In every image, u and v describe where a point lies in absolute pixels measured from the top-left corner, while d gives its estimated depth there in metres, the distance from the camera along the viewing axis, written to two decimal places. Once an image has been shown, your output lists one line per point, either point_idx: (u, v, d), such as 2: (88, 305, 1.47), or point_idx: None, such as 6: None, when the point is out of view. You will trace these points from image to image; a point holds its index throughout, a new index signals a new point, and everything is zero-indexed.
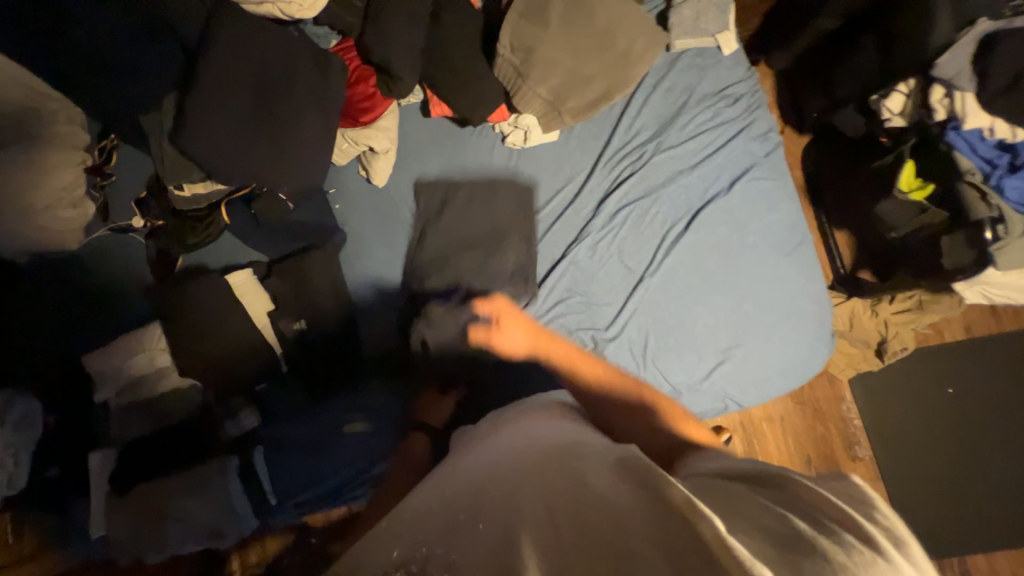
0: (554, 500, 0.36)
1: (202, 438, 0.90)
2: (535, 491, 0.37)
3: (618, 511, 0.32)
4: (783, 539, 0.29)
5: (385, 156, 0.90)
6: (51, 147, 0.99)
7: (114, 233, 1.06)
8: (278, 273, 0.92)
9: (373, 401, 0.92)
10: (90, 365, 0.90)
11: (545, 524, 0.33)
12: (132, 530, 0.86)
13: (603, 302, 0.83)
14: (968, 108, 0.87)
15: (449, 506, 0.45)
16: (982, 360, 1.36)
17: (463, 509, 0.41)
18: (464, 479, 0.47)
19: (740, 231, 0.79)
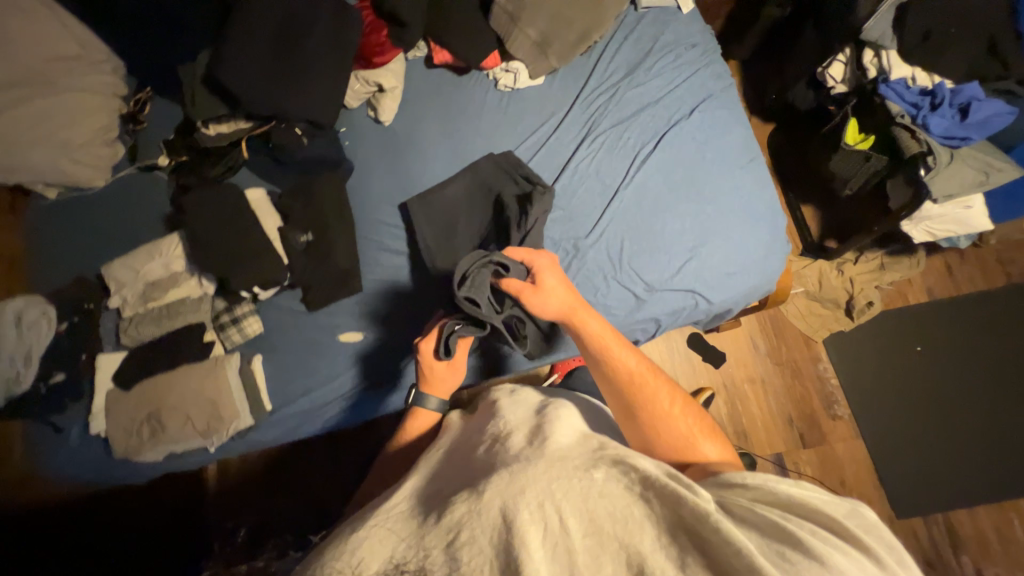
0: (576, 508, 0.43)
1: (205, 344, 0.94)
2: (545, 471, 0.47)
3: (618, 508, 0.43)
4: (777, 547, 0.39)
5: (392, 94, 1.03)
6: (95, 94, 1.14)
7: (140, 171, 1.16)
8: (290, 195, 1.00)
9: (370, 312, 0.98)
10: (109, 274, 0.95)
11: (571, 536, 0.40)
12: (128, 426, 0.87)
13: (583, 214, 0.92)
14: (891, 61, 1.01)
15: (462, 479, 0.54)
16: (945, 320, 1.44)
17: (475, 481, 0.50)
18: (471, 463, 0.58)
19: (702, 151, 0.91)
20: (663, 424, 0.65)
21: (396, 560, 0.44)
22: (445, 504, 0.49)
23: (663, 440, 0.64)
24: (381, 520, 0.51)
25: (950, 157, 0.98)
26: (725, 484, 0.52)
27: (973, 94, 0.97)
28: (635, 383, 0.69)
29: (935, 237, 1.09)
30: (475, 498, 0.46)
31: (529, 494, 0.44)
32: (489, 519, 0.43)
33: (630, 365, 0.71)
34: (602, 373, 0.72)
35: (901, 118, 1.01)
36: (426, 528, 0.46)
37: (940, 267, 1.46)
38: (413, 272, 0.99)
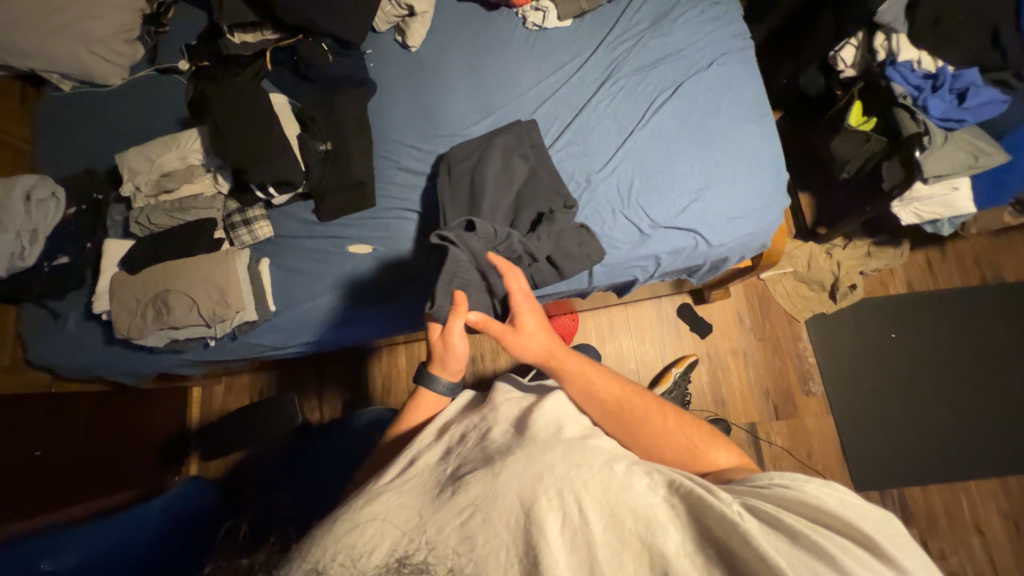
0: (599, 501, 0.45)
1: (214, 240, 0.95)
2: (564, 458, 0.49)
3: (639, 505, 0.44)
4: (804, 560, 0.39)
5: (422, 18, 1.04)
6: None
7: (159, 74, 1.16)
8: (312, 108, 1.02)
9: (380, 226, 0.99)
10: (124, 163, 0.96)
11: (595, 532, 0.43)
12: (133, 309, 0.88)
13: (598, 153, 0.95)
14: (901, 44, 1.07)
15: (474, 459, 0.55)
16: (921, 312, 1.51)
17: (494, 460, 0.51)
18: (487, 436, 0.58)
19: (716, 103, 0.95)
20: (667, 442, 0.66)
21: (403, 552, 0.45)
22: (460, 478, 0.51)
23: (670, 453, 0.65)
24: (395, 491, 0.52)
25: (944, 138, 1.04)
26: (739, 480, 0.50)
27: (972, 81, 1.03)
28: (628, 411, 0.67)
29: (922, 219, 1.16)
30: (495, 478, 0.48)
31: (554, 483, 0.46)
32: (506, 508, 0.46)
33: (616, 391, 0.68)
34: (593, 412, 0.66)
35: (902, 98, 1.07)
36: (443, 510, 0.47)
37: (922, 262, 1.53)
38: (425, 193, 1.00)
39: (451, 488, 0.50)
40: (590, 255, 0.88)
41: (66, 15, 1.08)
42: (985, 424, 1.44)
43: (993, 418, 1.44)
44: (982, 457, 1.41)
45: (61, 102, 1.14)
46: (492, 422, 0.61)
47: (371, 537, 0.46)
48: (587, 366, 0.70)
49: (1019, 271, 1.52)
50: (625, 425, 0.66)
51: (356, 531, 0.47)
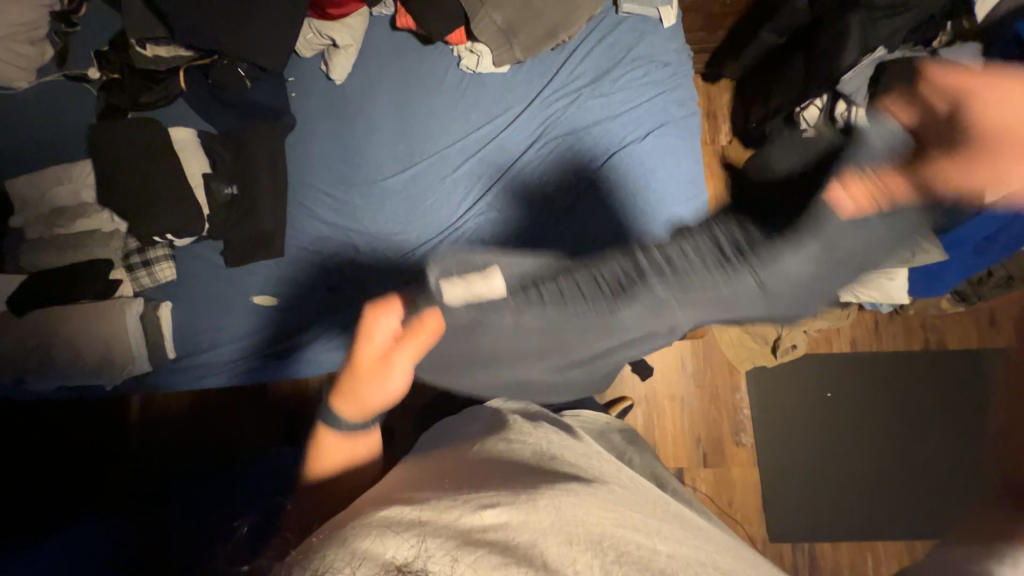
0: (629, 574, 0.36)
1: (111, 282, 0.91)
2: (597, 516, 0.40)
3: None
4: None
5: (346, 52, 0.96)
6: None
7: (67, 79, 1.03)
8: (222, 142, 0.95)
9: (288, 278, 0.95)
10: (13, 191, 0.90)
11: None
12: (17, 349, 0.86)
13: (519, 228, 0.93)
14: (858, 120, 1.02)
15: (491, 471, 0.48)
16: (859, 373, 1.51)
17: (532, 492, 0.41)
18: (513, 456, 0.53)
19: (642, 175, 0.93)
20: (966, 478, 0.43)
21: (403, 559, 0.32)
22: (479, 500, 0.41)
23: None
24: (401, 505, 0.40)
25: None
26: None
27: None
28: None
29: (860, 299, 1.12)
30: (533, 499, 0.40)
31: (593, 528, 0.39)
32: (538, 532, 0.37)
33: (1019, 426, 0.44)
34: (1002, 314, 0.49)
35: None
36: (463, 527, 0.37)
37: (869, 322, 1.52)
38: (340, 248, 0.96)
39: (466, 496, 0.42)
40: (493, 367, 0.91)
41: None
42: (904, 488, 1.47)
43: (913, 484, 1.47)
44: (893, 522, 1.45)
45: None
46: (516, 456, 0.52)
47: (375, 538, 0.35)
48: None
49: (962, 341, 1.52)
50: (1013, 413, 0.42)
51: (361, 533, 0.35)
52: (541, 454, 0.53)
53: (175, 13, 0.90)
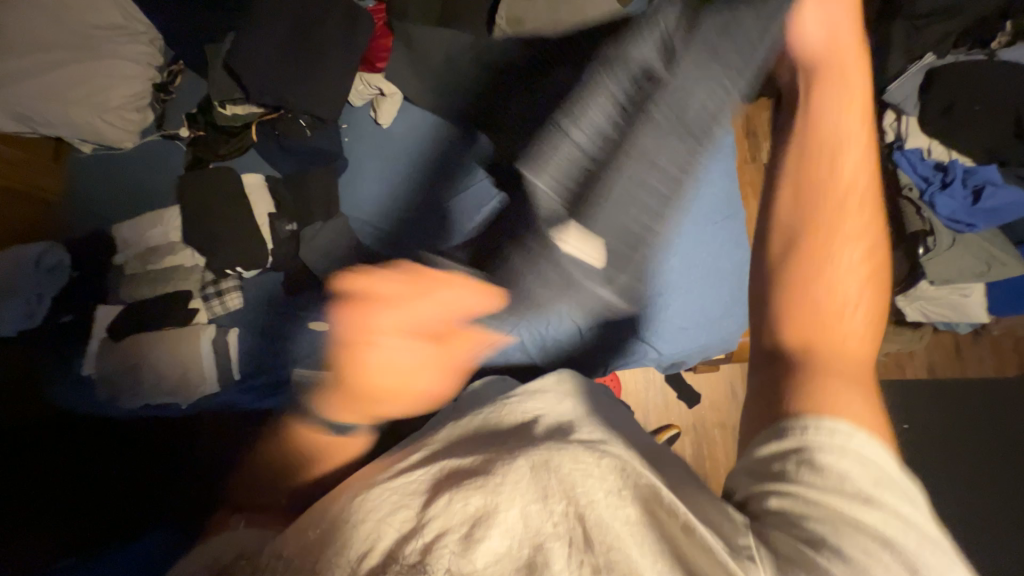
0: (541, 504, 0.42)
1: (191, 310, 1.04)
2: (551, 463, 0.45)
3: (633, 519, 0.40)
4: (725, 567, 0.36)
5: (391, 99, 1.07)
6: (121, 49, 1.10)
7: (163, 139, 1.16)
8: (285, 183, 1.09)
9: (338, 303, 1.04)
10: (118, 234, 1.08)
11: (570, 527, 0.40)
12: (112, 370, 1.00)
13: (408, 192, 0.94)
14: (909, 129, 1.02)
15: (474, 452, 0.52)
16: (938, 401, 1.38)
17: (496, 469, 0.46)
18: (495, 439, 0.55)
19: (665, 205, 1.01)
20: (804, 310, 0.47)
21: (405, 530, 0.42)
22: (456, 485, 0.45)
23: (820, 398, 0.42)
24: (384, 489, 0.48)
25: (951, 241, 1.00)
26: (769, 449, 0.42)
27: (988, 177, 0.96)
28: (816, 183, 0.50)
29: (930, 318, 1.10)
30: (498, 478, 0.44)
31: (560, 491, 0.42)
32: (508, 521, 0.41)
33: (824, 245, 0.48)
34: (820, 221, 0.49)
35: (908, 189, 1.02)
36: (447, 507, 0.43)
37: (945, 343, 1.44)
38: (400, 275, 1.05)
39: (445, 486, 0.46)
40: (535, 335, 0.99)
41: (66, 71, 1.06)
42: None
43: None
44: None
45: (69, 167, 1.16)
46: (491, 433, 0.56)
47: (371, 530, 0.43)
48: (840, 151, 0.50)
49: None
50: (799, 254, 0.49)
51: (350, 532, 0.43)
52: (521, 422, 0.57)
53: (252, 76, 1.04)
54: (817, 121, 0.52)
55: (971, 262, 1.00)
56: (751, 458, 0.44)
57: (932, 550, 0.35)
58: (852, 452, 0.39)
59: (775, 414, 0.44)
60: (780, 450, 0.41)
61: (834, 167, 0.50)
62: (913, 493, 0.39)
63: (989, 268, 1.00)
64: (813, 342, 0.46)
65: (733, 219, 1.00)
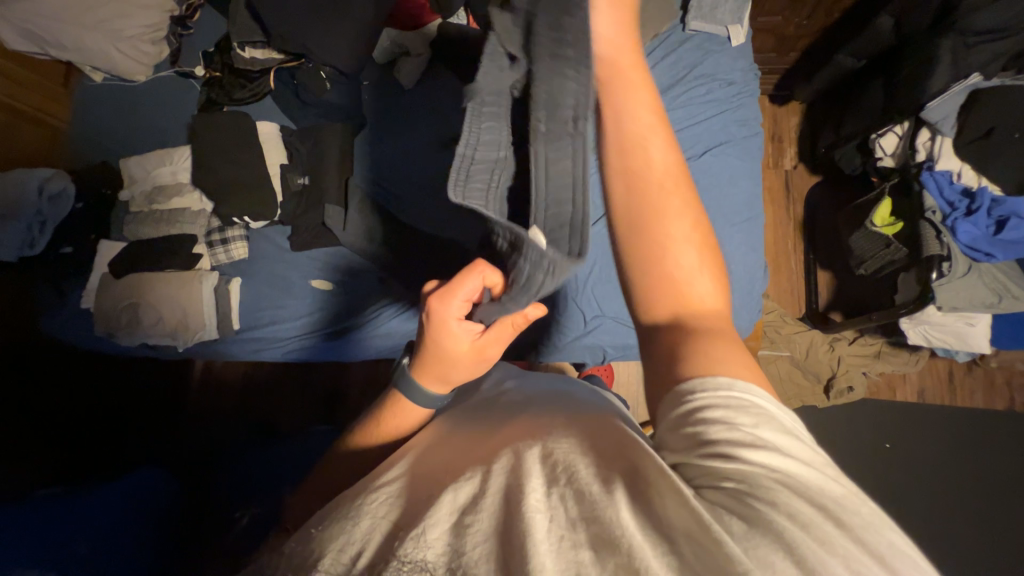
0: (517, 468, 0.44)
1: (194, 255, 1.03)
2: (527, 449, 0.46)
3: (602, 482, 0.40)
4: (693, 519, 0.34)
5: (416, 59, 1.05)
6: None
7: (179, 77, 1.13)
8: (299, 135, 1.06)
9: (348, 264, 1.06)
10: (125, 169, 1.05)
11: (554, 499, 0.39)
12: (112, 306, 1.00)
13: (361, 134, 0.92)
14: (943, 150, 1.00)
15: (468, 450, 0.54)
16: (922, 424, 1.40)
17: (482, 461, 0.48)
18: (481, 437, 0.56)
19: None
20: (658, 300, 0.47)
21: (398, 528, 0.43)
22: (449, 482, 0.47)
23: (694, 364, 0.43)
24: (383, 490, 0.49)
25: (967, 268, 1.00)
26: (688, 410, 0.41)
27: (1016, 210, 0.95)
28: (635, 156, 0.46)
29: (931, 342, 1.11)
30: (487, 469, 0.46)
31: (547, 469, 0.43)
32: (494, 506, 0.41)
33: (660, 223, 0.46)
34: (649, 198, 0.46)
35: (932, 212, 1.02)
36: (436, 501, 0.44)
37: (941, 371, 1.46)
38: (408, 242, 1.00)
39: (438, 488, 0.46)
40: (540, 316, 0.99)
41: None
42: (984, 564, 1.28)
43: None
44: None
45: (79, 95, 1.12)
46: (486, 427, 0.60)
47: (369, 530, 0.43)
48: (645, 118, 0.47)
49: None
50: (636, 233, 0.46)
51: (346, 535, 0.43)
52: (511, 414, 0.62)
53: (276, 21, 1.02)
54: (619, 107, 0.46)
55: (983, 292, 1.00)
56: (671, 417, 0.43)
57: (798, 464, 0.37)
58: (756, 408, 0.40)
59: (670, 386, 0.44)
60: (688, 413, 0.41)
61: (647, 145, 0.47)
62: (792, 422, 0.41)
63: (1000, 302, 1.00)
64: (682, 324, 0.46)
65: (751, 221, 0.99)
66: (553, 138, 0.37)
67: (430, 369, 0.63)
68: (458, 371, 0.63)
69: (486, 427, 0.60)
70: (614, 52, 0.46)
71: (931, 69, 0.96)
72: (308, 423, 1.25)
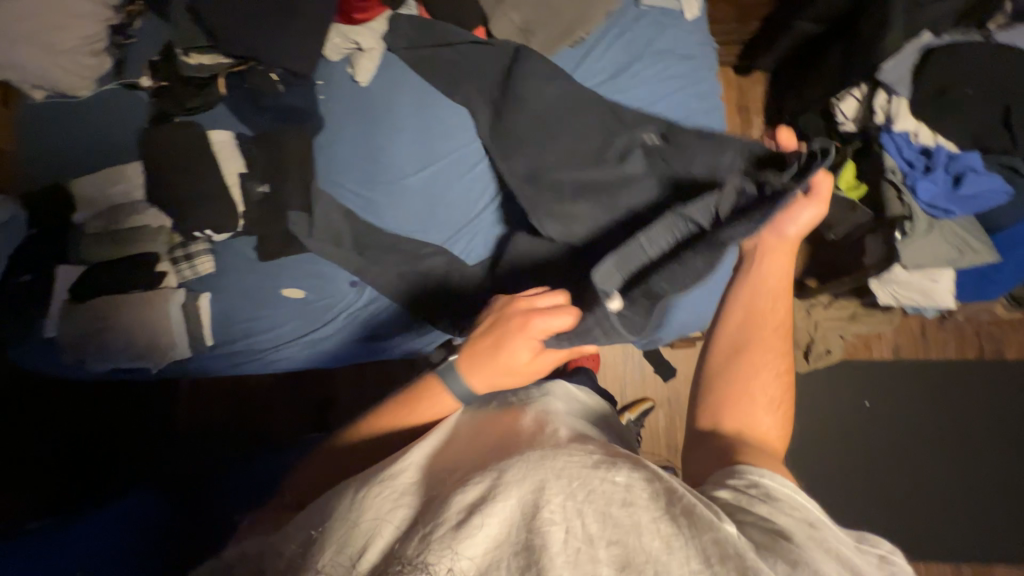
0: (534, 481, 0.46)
1: (158, 273, 1.00)
2: (538, 458, 0.48)
3: (629, 500, 0.43)
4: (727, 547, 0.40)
5: (369, 54, 1.02)
6: None
7: (124, 88, 1.08)
8: (256, 141, 1.03)
9: (317, 270, 1.02)
10: (76, 190, 1.01)
11: (571, 511, 0.42)
12: (79, 332, 0.97)
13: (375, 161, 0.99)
14: (899, 110, 1.00)
15: (474, 453, 0.55)
16: (900, 380, 1.44)
17: (495, 464, 0.50)
18: (487, 439, 0.57)
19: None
20: (737, 403, 0.64)
21: (406, 531, 0.46)
22: (457, 485, 0.49)
23: (759, 457, 0.56)
24: (385, 493, 0.52)
25: (928, 225, 1.03)
26: (745, 470, 0.53)
27: (969, 165, 0.97)
28: (756, 307, 0.70)
29: (898, 300, 1.13)
30: (496, 476, 0.47)
31: (560, 480, 0.45)
32: (502, 512, 0.43)
33: (748, 358, 0.66)
34: (756, 338, 0.67)
35: (891, 173, 1.04)
36: (448, 506, 0.46)
37: (913, 327, 1.46)
38: (380, 241, 1.00)
39: (444, 492, 0.49)
40: None
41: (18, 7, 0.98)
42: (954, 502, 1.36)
43: (970, 498, 1.39)
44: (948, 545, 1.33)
45: (18, 116, 1.07)
46: (488, 427, 0.60)
47: (371, 529, 0.48)
48: (774, 292, 0.71)
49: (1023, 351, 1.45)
50: (736, 356, 0.66)
51: (351, 536, 0.47)
52: (517, 410, 0.63)
53: (225, 24, 1.00)
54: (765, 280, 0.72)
55: (947, 248, 1.03)
56: (725, 475, 0.54)
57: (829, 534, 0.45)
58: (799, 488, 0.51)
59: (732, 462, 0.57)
60: (741, 470, 0.53)
61: (772, 308, 0.70)
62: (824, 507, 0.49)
63: (963, 256, 1.03)
64: (747, 433, 0.61)
65: None
66: (704, 254, 0.74)
67: (487, 359, 0.67)
68: (498, 377, 0.68)
69: (503, 416, 0.62)
70: (774, 247, 0.75)
71: (881, 30, 0.98)
72: (297, 433, 1.24)
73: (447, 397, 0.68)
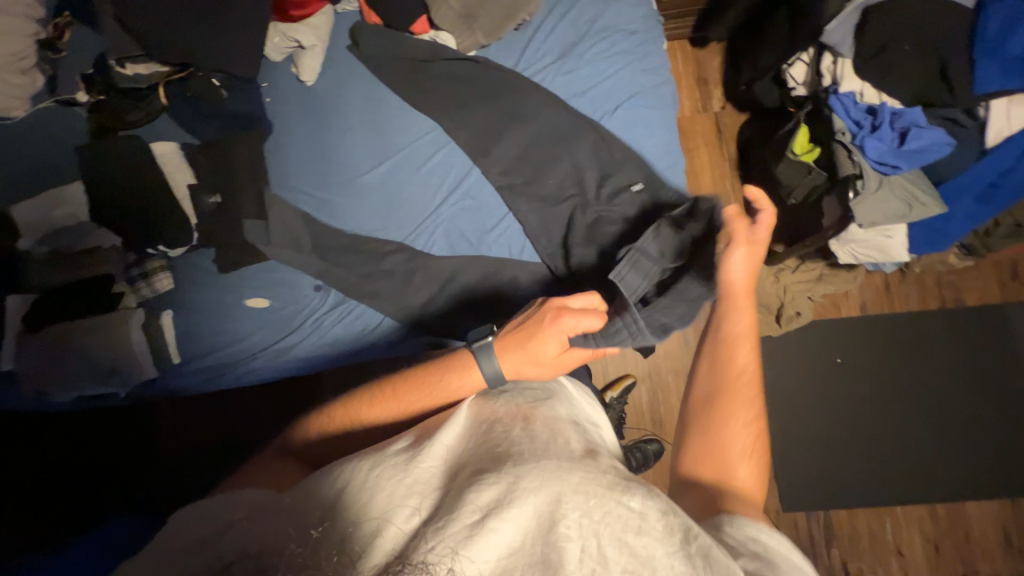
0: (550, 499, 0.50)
1: (115, 294, 0.98)
2: (554, 468, 0.52)
3: (645, 527, 0.48)
4: None
5: (312, 51, 0.99)
6: None
7: (60, 105, 1.03)
8: (203, 150, 0.99)
9: (278, 277, 1.00)
10: (17, 215, 0.97)
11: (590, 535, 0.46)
12: (37, 362, 0.94)
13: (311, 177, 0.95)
14: (844, 71, 1.02)
15: (481, 449, 0.57)
16: (869, 335, 1.49)
17: (512, 465, 0.53)
18: (495, 435, 0.59)
19: (605, 158, 0.98)
20: (714, 453, 0.67)
21: (418, 530, 0.48)
22: (467, 485, 0.52)
23: (736, 512, 0.59)
24: (389, 491, 0.53)
25: (878, 183, 1.04)
26: (737, 524, 0.56)
27: (914, 120, 0.99)
28: (722, 351, 0.75)
29: (858, 258, 1.17)
30: (515, 482, 0.51)
31: (581, 501, 0.49)
32: (516, 517, 0.48)
33: (720, 406, 0.70)
34: (725, 384, 0.72)
35: (840, 134, 1.05)
36: (467, 509, 0.49)
37: (878, 282, 1.50)
38: (340, 243, 0.98)
39: (456, 492, 0.51)
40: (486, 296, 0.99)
41: None
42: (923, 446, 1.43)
43: (941, 440, 1.45)
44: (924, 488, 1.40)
45: None
46: (493, 421, 0.61)
47: (375, 528, 0.49)
48: (736, 333, 0.76)
49: (982, 296, 1.50)
50: (711, 405, 0.71)
51: (352, 533, 0.48)
52: (526, 405, 0.65)
53: (157, 31, 0.96)
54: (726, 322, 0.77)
55: (898, 203, 1.05)
56: (718, 525, 0.58)
57: None
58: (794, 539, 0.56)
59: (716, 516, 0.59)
60: (723, 524, 0.57)
61: (736, 351, 0.75)
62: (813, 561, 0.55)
63: (913, 211, 1.05)
64: (725, 486, 0.64)
65: (674, 167, 1.01)
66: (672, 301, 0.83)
67: (519, 347, 0.73)
68: (528, 369, 0.74)
69: (510, 409, 0.64)
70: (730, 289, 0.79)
71: None
72: None
73: (466, 379, 0.74)
